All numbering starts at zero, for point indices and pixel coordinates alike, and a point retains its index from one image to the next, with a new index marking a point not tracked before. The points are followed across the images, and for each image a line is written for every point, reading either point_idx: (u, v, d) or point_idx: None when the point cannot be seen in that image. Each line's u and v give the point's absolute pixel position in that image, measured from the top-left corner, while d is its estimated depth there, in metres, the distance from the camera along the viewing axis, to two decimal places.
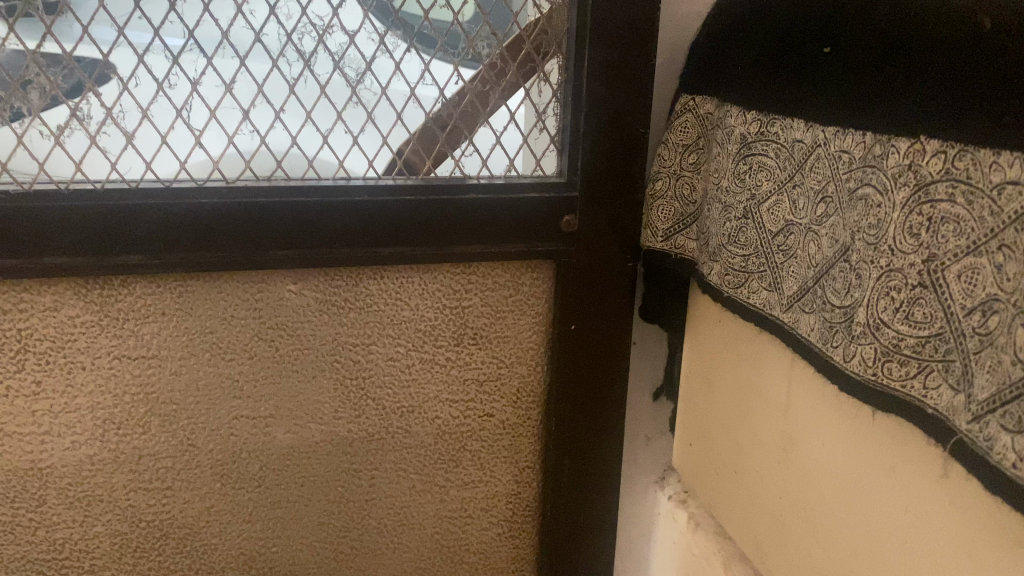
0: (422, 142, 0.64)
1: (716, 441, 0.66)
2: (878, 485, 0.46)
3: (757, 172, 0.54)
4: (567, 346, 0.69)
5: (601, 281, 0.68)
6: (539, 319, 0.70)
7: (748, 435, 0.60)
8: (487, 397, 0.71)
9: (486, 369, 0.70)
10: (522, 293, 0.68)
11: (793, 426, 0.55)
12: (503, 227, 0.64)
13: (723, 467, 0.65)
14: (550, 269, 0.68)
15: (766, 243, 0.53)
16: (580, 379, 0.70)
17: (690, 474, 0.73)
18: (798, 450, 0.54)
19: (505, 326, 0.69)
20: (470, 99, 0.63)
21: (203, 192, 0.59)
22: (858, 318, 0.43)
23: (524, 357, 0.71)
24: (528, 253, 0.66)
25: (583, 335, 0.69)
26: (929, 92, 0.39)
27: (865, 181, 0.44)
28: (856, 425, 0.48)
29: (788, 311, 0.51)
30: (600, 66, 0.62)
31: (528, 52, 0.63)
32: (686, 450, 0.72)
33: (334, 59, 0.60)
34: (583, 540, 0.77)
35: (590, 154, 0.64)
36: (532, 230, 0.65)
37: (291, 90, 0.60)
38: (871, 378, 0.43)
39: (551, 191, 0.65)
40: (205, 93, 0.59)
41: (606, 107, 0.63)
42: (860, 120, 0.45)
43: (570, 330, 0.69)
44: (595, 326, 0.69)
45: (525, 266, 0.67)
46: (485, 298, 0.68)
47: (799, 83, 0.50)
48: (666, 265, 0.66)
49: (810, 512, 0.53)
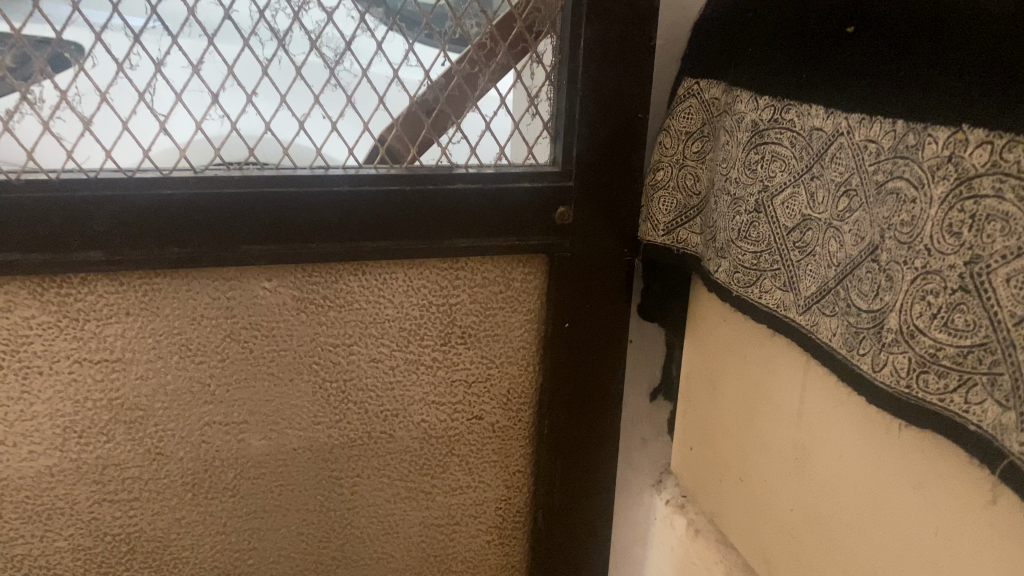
0: (406, 128, 0.59)
1: (719, 446, 0.62)
2: (905, 502, 0.43)
3: (770, 162, 0.50)
4: (561, 346, 0.65)
5: (598, 277, 0.64)
6: (531, 316, 0.65)
7: (756, 442, 0.57)
8: (476, 400, 0.67)
9: (474, 370, 0.66)
10: (513, 289, 0.64)
11: (807, 435, 0.51)
12: (493, 219, 0.60)
13: (727, 474, 0.61)
14: (543, 264, 0.64)
15: (780, 239, 0.49)
16: (574, 380, 0.67)
17: (690, 479, 0.69)
18: (812, 460, 0.51)
19: (496, 325, 0.65)
20: (457, 82, 0.59)
21: (169, 181, 0.54)
22: (889, 324, 0.40)
23: (515, 357, 0.66)
24: (520, 247, 0.61)
25: (579, 333, 0.65)
26: (973, 77, 0.36)
27: (896, 174, 0.40)
28: (879, 437, 0.44)
29: (805, 313, 0.47)
30: (597, 46, 0.57)
31: (519, 32, 0.58)
32: (686, 453, 0.69)
33: (310, 38, 0.55)
34: (576, 547, 0.73)
35: (587, 141, 0.60)
36: (525, 223, 0.61)
37: (264, 72, 0.55)
38: (902, 390, 0.39)
39: (545, 181, 0.60)
40: (170, 75, 0.54)
41: (604, 90, 0.59)
42: (889, 106, 0.41)
43: (565, 329, 0.65)
44: (590, 324, 0.65)
45: (516, 260, 0.63)
46: (473, 295, 0.63)
47: (818, 65, 0.46)
48: (667, 260, 0.62)
49: (826, 527, 0.50)
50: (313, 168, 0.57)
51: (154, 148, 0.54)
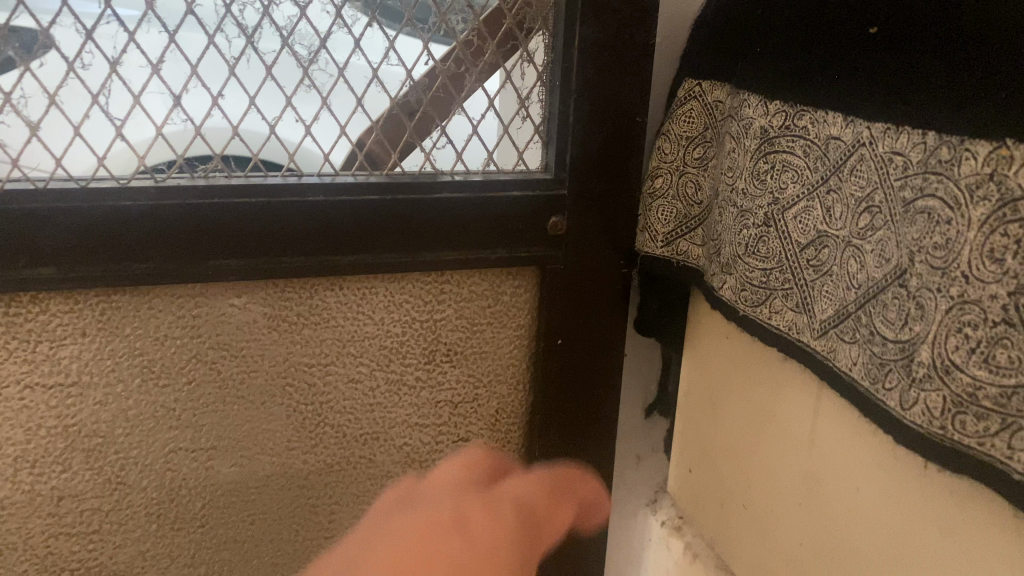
0: (387, 132, 0.55)
1: (721, 470, 0.59)
2: (930, 547, 0.39)
3: (780, 173, 0.47)
4: (553, 364, 0.61)
5: (591, 291, 0.60)
6: (520, 332, 0.62)
7: (761, 469, 0.53)
8: (462, 420, 0.63)
9: (462, 391, 0.62)
10: (502, 304, 0.60)
11: (819, 465, 0.48)
12: (481, 230, 0.56)
13: (730, 500, 0.58)
14: (535, 276, 0.60)
15: (792, 256, 0.46)
16: (566, 399, 0.63)
17: (687, 501, 0.66)
18: (824, 493, 0.47)
19: (483, 342, 0.61)
20: (441, 82, 0.55)
21: (126, 193, 0.49)
22: (920, 358, 0.36)
23: (504, 375, 0.63)
24: (509, 260, 0.57)
25: (571, 351, 0.61)
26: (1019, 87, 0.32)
27: (927, 192, 0.37)
28: (899, 474, 0.41)
29: (820, 337, 0.43)
30: (593, 45, 0.53)
31: (509, 29, 0.54)
32: (684, 474, 0.65)
33: (281, 34, 0.51)
34: (568, 573, 0.69)
35: (581, 147, 0.56)
36: (514, 234, 0.57)
37: (231, 72, 0.51)
38: (933, 430, 0.36)
39: (536, 189, 0.56)
40: (127, 75, 0.49)
41: (599, 92, 0.55)
42: (919, 115, 0.37)
43: (557, 346, 0.61)
44: (584, 340, 0.61)
45: (505, 273, 0.59)
46: (459, 311, 0.59)
47: (836, 68, 0.42)
48: (665, 273, 0.59)
49: (840, 565, 0.46)
50: (287, 175, 0.53)
51: (110, 154, 0.50)
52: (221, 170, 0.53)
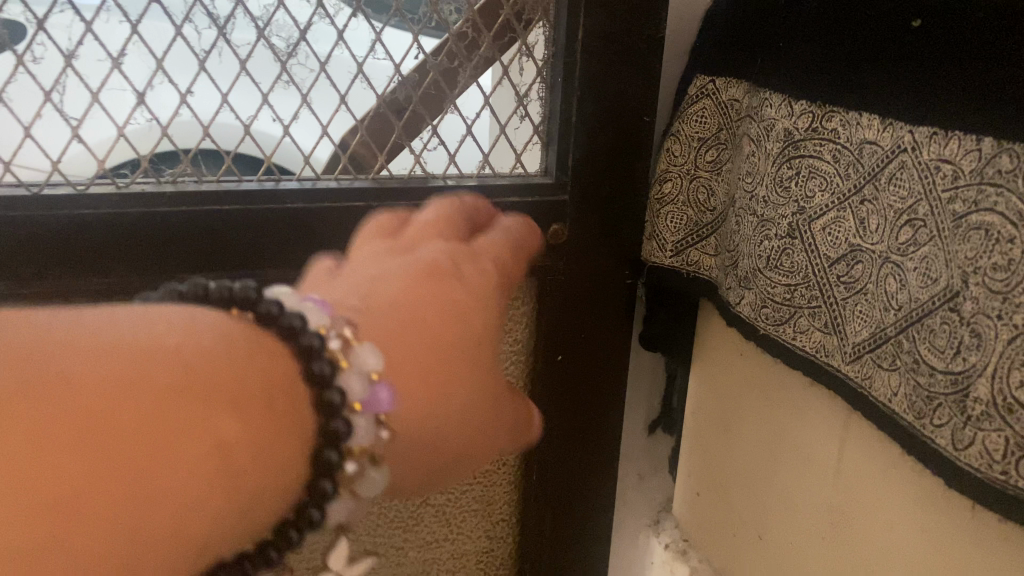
0: (373, 132, 0.50)
1: (734, 496, 0.55)
2: None
3: (806, 180, 0.42)
4: (553, 381, 0.57)
5: (594, 304, 0.56)
6: (517, 348, 0.57)
7: (779, 497, 0.49)
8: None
9: None
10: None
11: (843, 498, 0.44)
12: None
13: (744, 529, 0.54)
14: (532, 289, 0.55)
15: (820, 271, 0.42)
16: (566, 419, 0.59)
17: (693, 525, 0.62)
18: (849, 529, 0.43)
19: None
20: (433, 78, 0.50)
21: (86, 200, 0.44)
22: (976, 393, 0.32)
23: None
24: None
25: (572, 368, 0.57)
26: None
27: (984, 205, 0.32)
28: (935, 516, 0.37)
29: (854, 363, 0.40)
30: (597, 37, 0.48)
31: (506, 20, 0.50)
32: (692, 498, 0.61)
33: (257, 25, 0.46)
34: None
35: (584, 149, 0.51)
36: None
37: (201, 67, 0.46)
38: (991, 475, 0.32)
39: (535, 194, 0.52)
40: (84, 70, 0.44)
41: (605, 89, 0.50)
42: (973, 119, 0.33)
43: (556, 362, 0.56)
44: (585, 355, 0.57)
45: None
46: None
47: (874, 64, 0.38)
48: (675, 285, 0.55)
49: None
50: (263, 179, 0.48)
51: (66, 158, 0.44)
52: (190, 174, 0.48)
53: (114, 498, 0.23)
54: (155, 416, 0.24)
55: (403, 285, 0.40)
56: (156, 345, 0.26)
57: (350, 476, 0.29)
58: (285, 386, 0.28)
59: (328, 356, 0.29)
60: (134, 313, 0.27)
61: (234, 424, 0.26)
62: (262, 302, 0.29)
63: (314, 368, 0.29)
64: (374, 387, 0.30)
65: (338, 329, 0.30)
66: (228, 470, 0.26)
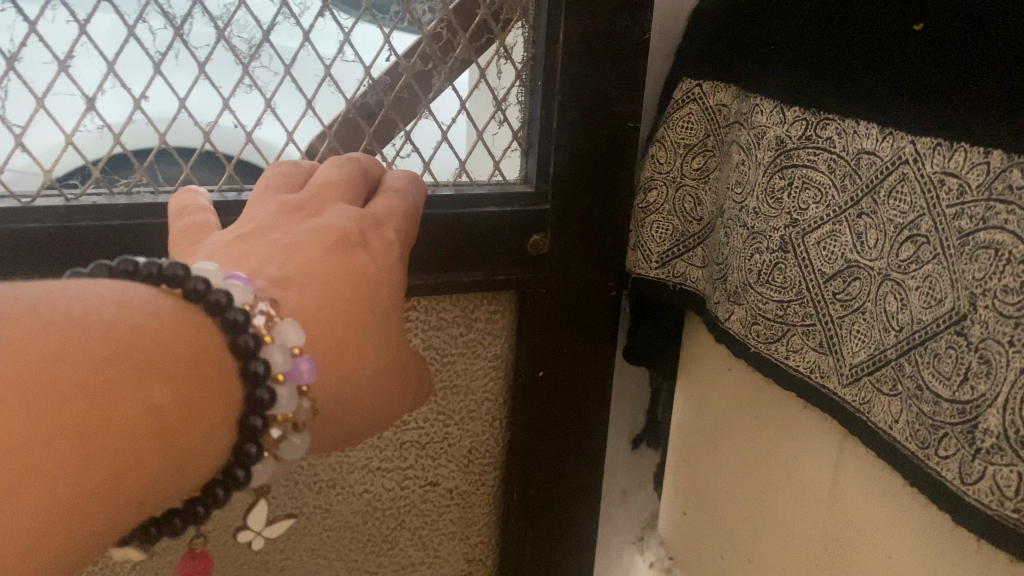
0: (342, 137, 0.48)
1: (722, 516, 0.53)
2: None
3: (800, 191, 0.40)
4: (535, 398, 0.54)
5: (575, 316, 0.53)
6: (495, 362, 0.55)
7: (770, 519, 0.47)
8: (430, 461, 0.56)
9: (430, 431, 0.55)
10: (476, 330, 0.53)
11: (837, 522, 0.42)
12: (458, 249, 0.48)
13: (732, 551, 0.52)
14: (510, 301, 0.53)
15: (815, 288, 0.40)
16: (550, 437, 0.56)
17: (679, 542, 0.60)
18: (842, 556, 0.41)
19: (454, 374, 0.54)
20: (406, 81, 0.48)
21: (30, 212, 0.40)
22: (985, 424, 0.30)
23: (478, 411, 0.56)
24: (487, 282, 0.50)
25: (556, 385, 0.55)
26: None
27: (993, 223, 0.30)
28: (936, 547, 0.35)
29: (852, 386, 0.38)
30: (579, 40, 0.46)
31: (484, 19, 0.47)
32: (677, 516, 0.59)
33: (216, 25, 0.43)
34: None
35: (567, 155, 0.49)
36: (490, 254, 0.49)
37: (156, 70, 0.43)
38: (1004, 512, 0.30)
39: (515, 202, 0.49)
40: (27, 73, 0.40)
41: (588, 91, 0.47)
42: (983, 131, 0.30)
43: (538, 378, 0.54)
44: (569, 373, 0.55)
45: (479, 296, 0.52)
46: (427, 340, 0.52)
47: (874, 70, 0.35)
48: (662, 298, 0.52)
49: None
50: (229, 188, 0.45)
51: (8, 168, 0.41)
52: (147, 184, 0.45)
53: (57, 438, 0.22)
54: (105, 365, 0.24)
55: (297, 248, 0.33)
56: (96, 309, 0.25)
57: (274, 440, 0.30)
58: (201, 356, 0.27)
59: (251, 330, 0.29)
60: (76, 285, 0.26)
61: (172, 393, 0.25)
62: (190, 278, 0.28)
63: (241, 339, 0.28)
64: (295, 358, 0.30)
65: (261, 304, 0.30)
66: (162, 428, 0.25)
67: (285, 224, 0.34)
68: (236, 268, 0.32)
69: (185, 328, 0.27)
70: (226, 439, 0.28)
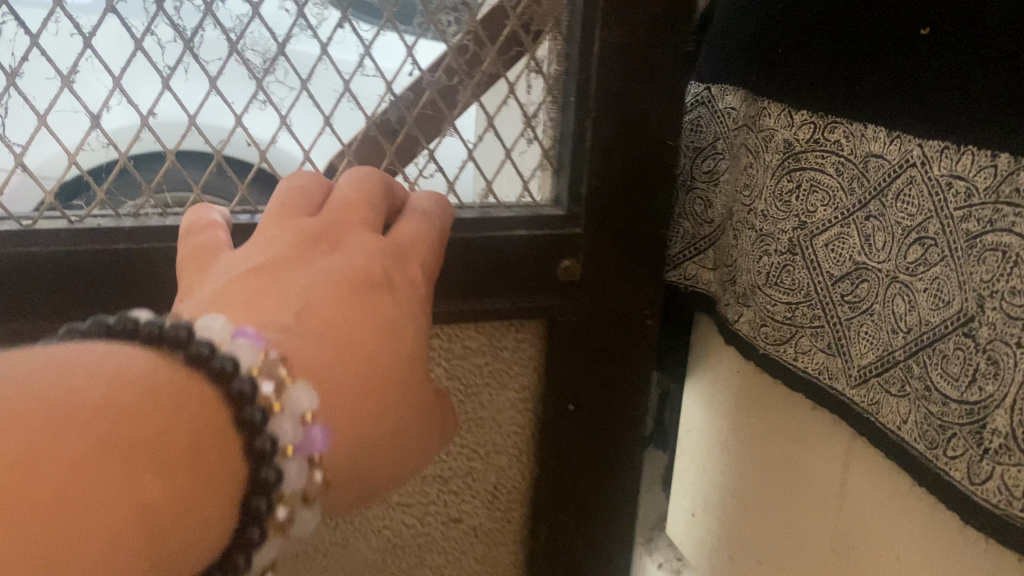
0: (361, 156, 0.47)
1: (734, 519, 0.53)
2: None
3: (808, 193, 0.41)
4: (561, 427, 0.54)
5: (604, 342, 0.53)
6: (523, 395, 0.55)
7: (782, 521, 0.47)
8: (455, 495, 0.56)
9: (452, 464, 0.55)
10: (502, 360, 0.54)
11: (848, 521, 0.42)
12: (485, 277, 0.49)
13: (744, 554, 0.52)
14: (538, 330, 0.53)
15: (823, 290, 0.40)
16: (577, 462, 0.56)
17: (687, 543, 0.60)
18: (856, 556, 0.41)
19: (478, 405, 0.54)
20: (430, 98, 0.47)
21: (33, 235, 0.41)
22: (993, 424, 0.31)
23: (503, 445, 0.56)
24: (514, 311, 0.50)
25: (585, 411, 0.55)
26: None
27: (1000, 225, 0.31)
28: (947, 545, 0.35)
29: (860, 387, 0.38)
30: (613, 54, 0.46)
31: (513, 31, 0.47)
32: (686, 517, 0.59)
33: (228, 37, 0.42)
34: None
35: (598, 178, 0.48)
36: (517, 281, 0.49)
37: (165, 85, 0.42)
38: (1011, 511, 0.30)
39: (543, 226, 0.49)
40: (30, 89, 0.40)
41: (618, 112, 0.47)
42: (989, 134, 0.31)
43: (566, 408, 0.54)
44: (598, 401, 0.55)
45: (507, 326, 0.52)
46: (451, 370, 0.52)
47: (885, 77, 0.36)
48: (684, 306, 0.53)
49: None
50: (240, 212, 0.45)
51: (9, 187, 0.41)
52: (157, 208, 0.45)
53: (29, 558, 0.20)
54: (88, 465, 0.22)
55: (320, 284, 0.33)
56: (77, 391, 0.23)
57: (280, 524, 0.26)
58: (194, 437, 0.24)
59: (259, 403, 0.26)
60: (68, 361, 0.24)
61: (165, 491, 0.23)
62: (193, 343, 0.26)
63: (244, 415, 0.25)
64: (308, 428, 0.27)
65: (271, 368, 0.27)
66: (154, 532, 0.23)
67: (306, 250, 0.34)
68: (248, 315, 0.31)
69: (180, 402, 0.25)
70: (224, 524, 0.25)
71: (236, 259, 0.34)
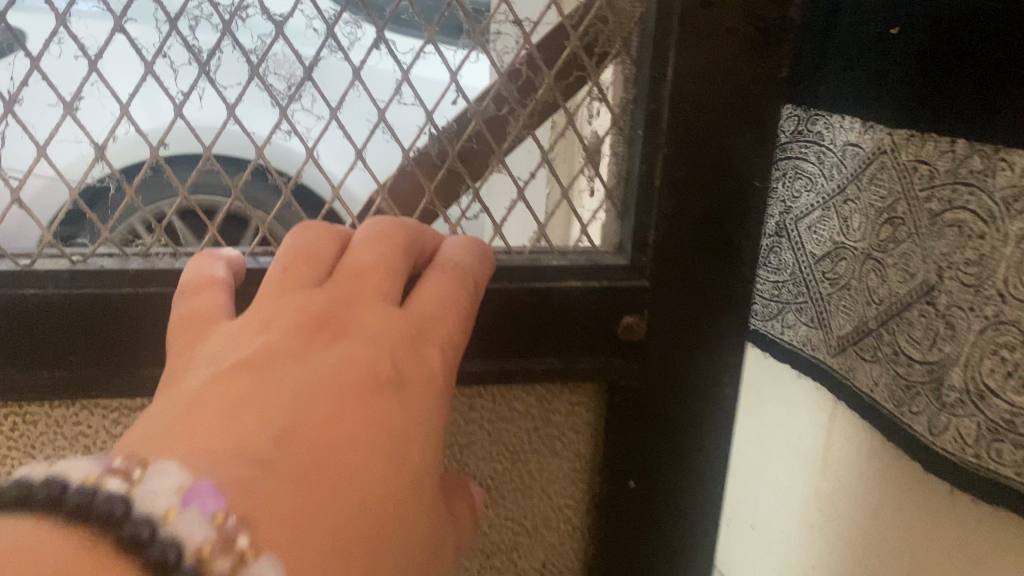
0: (395, 196, 0.43)
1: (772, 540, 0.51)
2: None
3: (792, 181, 0.44)
4: (618, 504, 0.47)
5: (672, 414, 0.46)
6: (576, 464, 0.49)
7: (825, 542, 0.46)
8: (497, 575, 0.50)
9: (498, 538, 0.50)
10: (554, 424, 0.48)
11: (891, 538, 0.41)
12: (534, 334, 0.43)
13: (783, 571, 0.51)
14: (596, 392, 0.47)
15: (805, 268, 0.44)
16: (633, 543, 0.48)
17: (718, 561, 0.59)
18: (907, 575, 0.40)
19: (526, 471, 0.48)
20: (475, 126, 0.42)
21: (30, 277, 0.37)
22: (951, 381, 0.34)
23: (553, 518, 0.50)
24: (565, 371, 0.44)
25: (647, 490, 0.47)
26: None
27: (957, 201, 0.34)
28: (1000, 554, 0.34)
29: (839, 356, 0.41)
30: (701, 67, 0.39)
31: (575, 50, 0.41)
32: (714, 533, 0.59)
33: (250, 59, 0.39)
34: None
35: (671, 221, 0.41)
36: (571, 340, 0.43)
37: (177, 113, 0.40)
38: (965, 457, 0.34)
39: (602, 279, 0.43)
40: (27, 113, 0.40)
41: (690, 142, 0.40)
42: (945, 122, 0.34)
43: (626, 485, 0.47)
44: (665, 481, 0.47)
45: (560, 387, 0.46)
46: (495, 435, 0.47)
47: (851, 80, 0.39)
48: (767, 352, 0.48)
49: None
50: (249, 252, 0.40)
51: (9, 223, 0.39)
52: (165, 244, 0.40)
53: None
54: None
55: (324, 378, 0.27)
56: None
57: None
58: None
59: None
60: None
61: None
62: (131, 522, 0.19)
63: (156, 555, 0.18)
64: None
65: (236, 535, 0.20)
66: None
67: (302, 339, 0.28)
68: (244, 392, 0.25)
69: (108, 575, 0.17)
70: None
71: (221, 332, 0.30)
